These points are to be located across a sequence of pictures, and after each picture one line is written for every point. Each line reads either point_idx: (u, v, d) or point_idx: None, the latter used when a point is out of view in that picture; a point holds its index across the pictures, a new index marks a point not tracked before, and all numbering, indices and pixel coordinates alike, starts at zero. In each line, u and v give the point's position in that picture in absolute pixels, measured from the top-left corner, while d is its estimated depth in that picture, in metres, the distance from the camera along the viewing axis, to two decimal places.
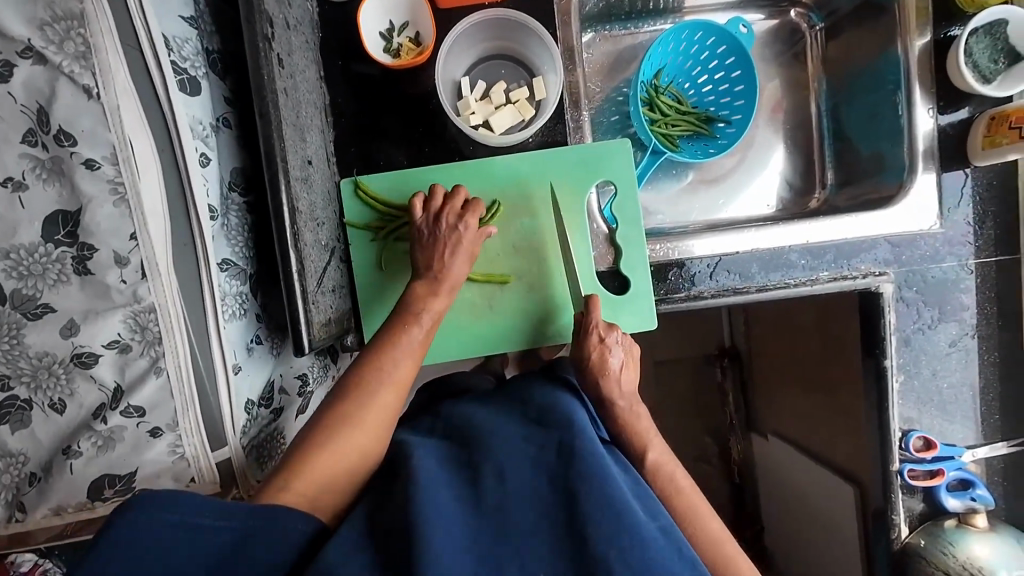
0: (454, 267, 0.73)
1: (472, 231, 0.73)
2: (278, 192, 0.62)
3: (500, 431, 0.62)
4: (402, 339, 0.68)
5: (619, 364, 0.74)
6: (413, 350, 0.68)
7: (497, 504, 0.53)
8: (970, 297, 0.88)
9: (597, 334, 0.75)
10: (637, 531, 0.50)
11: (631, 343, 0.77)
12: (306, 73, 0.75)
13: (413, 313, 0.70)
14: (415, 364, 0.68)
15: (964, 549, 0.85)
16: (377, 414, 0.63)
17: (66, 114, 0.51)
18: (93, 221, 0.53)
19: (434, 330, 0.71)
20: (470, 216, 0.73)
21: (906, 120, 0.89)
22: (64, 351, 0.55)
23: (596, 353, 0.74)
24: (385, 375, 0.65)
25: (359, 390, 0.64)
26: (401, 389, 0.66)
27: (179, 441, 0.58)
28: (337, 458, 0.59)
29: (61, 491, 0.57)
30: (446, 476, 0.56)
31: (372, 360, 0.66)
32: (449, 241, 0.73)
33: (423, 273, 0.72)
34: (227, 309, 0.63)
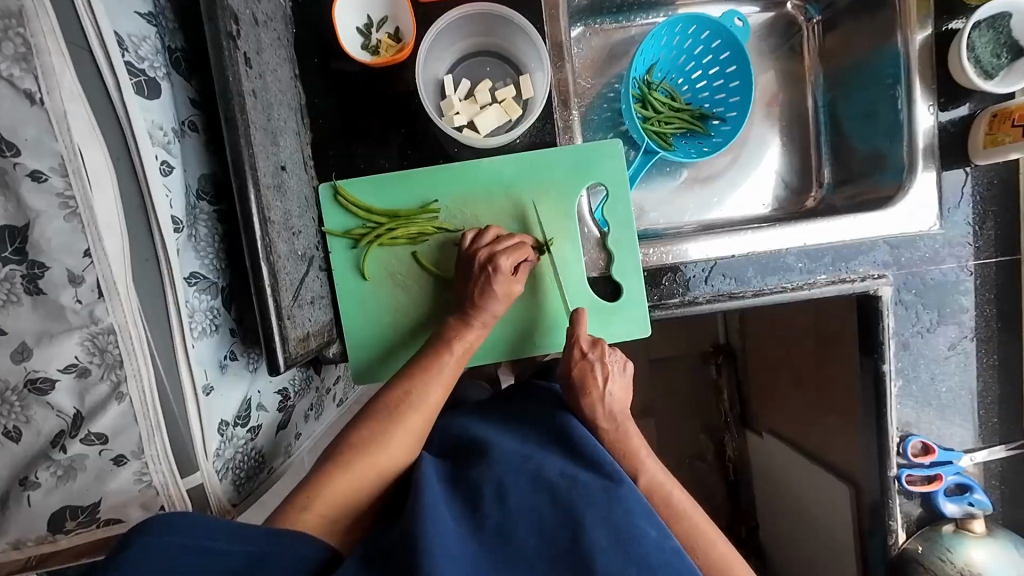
0: (488, 307, 0.72)
1: (503, 272, 0.72)
2: (247, 200, 0.58)
3: (503, 449, 0.59)
4: (433, 369, 0.70)
5: (605, 379, 0.70)
6: (442, 380, 0.70)
7: (496, 532, 0.49)
8: (970, 298, 0.86)
9: (580, 350, 0.71)
10: (645, 556, 0.47)
11: (624, 361, 0.72)
12: (278, 72, 0.71)
13: (442, 343, 0.72)
14: (442, 395, 0.69)
15: (961, 555, 0.84)
16: (404, 442, 0.65)
17: (5, 120, 0.46)
18: (43, 238, 0.49)
19: (463, 361, 0.72)
20: (504, 259, 0.71)
21: (906, 116, 0.86)
22: (15, 377, 0.51)
23: (578, 370, 0.70)
24: (413, 401, 0.67)
25: (387, 416, 0.65)
26: (427, 418, 0.67)
27: (145, 469, 0.55)
28: (359, 481, 0.61)
29: (19, 524, 0.54)
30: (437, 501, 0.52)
31: (401, 388, 0.68)
32: (481, 280, 0.72)
33: (459, 307, 0.73)
34: (196, 326, 0.59)
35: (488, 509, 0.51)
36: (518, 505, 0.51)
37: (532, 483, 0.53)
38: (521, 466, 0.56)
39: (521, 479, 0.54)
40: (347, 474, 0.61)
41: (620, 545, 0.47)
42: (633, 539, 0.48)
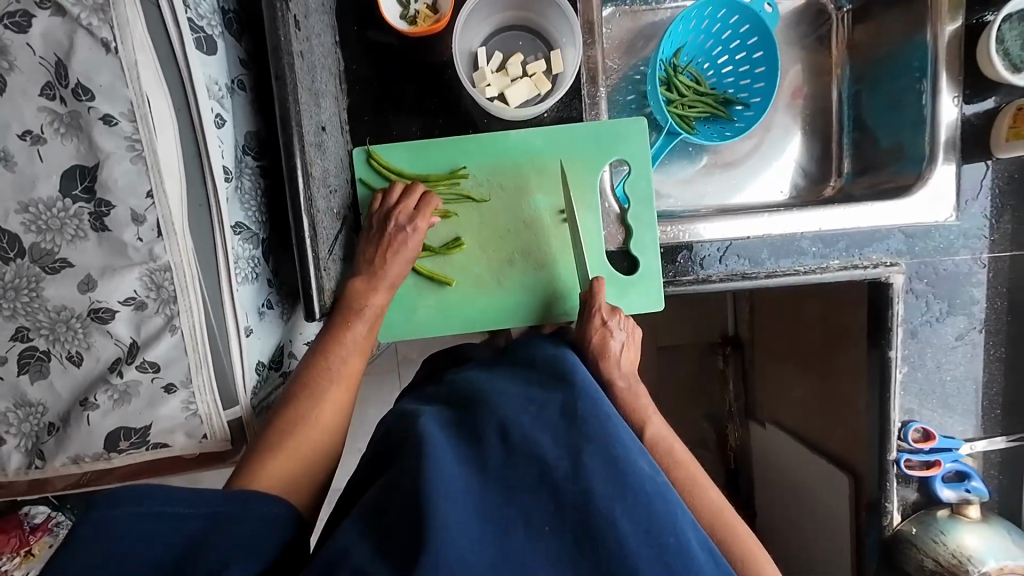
0: (396, 266, 0.73)
1: (419, 230, 0.73)
2: (292, 155, 0.63)
3: (503, 396, 0.61)
4: (346, 337, 0.68)
5: (621, 346, 0.75)
6: (360, 344, 0.69)
7: (500, 467, 0.52)
8: (981, 290, 0.88)
9: (600, 317, 0.75)
10: (642, 489, 0.50)
11: (632, 326, 0.77)
12: (322, 37, 0.74)
13: (356, 308, 0.70)
14: (362, 358, 0.69)
15: (954, 538, 0.86)
16: (332, 411, 0.64)
17: (84, 67, 0.51)
18: (111, 177, 0.53)
19: (377, 324, 0.72)
20: (420, 219, 0.73)
21: (930, 109, 0.87)
22: (81, 306, 0.56)
23: (597, 336, 0.75)
24: (331, 372, 0.65)
25: (304, 389, 0.64)
26: (350, 381, 0.67)
27: (192, 398, 0.60)
28: (292, 461, 0.58)
29: (78, 442, 0.59)
30: (445, 442, 0.55)
31: (319, 357, 0.67)
32: (395, 240, 0.73)
33: (366, 267, 0.72)
34: (240, 272, 0.63)
35: (494, 442, 0.54)
36: (520, 439, 0.53)
37: (535, 421, 0.56)
38: (523, 408, 0.58)
39: (522, 419, 0.56)
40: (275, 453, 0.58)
41: (618, 478, 0.50)
42: (630, 472, 0.51)
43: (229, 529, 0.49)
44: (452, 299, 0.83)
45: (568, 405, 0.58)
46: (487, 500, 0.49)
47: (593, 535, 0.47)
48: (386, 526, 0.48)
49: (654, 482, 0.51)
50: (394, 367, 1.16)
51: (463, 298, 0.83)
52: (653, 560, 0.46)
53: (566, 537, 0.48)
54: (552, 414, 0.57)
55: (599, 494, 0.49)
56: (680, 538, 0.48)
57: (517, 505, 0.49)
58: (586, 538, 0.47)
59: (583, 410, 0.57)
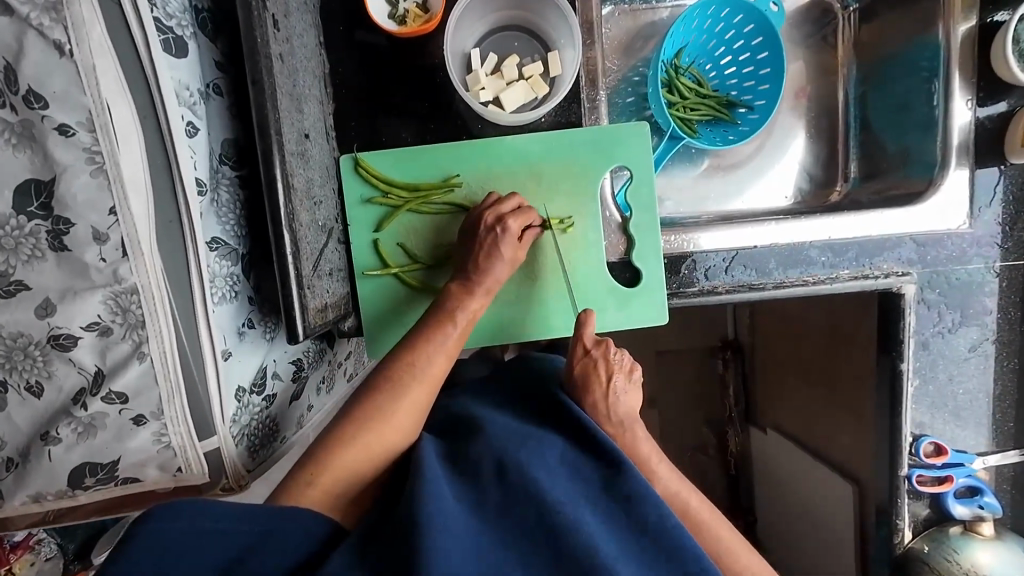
0: (487, 271, 0.70)
1: (511, 234, 0.70)
2: (271, 166, 0.58)
3: (501, 427, 0.58)
4: (434, 338, 0.66)
5: (608, 377, 0.66)
6: (447, 349, 0.66)
7: (498, 505, 0.48)
8: (994, 300, 0.85)
9: (582, 346, 0.68)
10: (645, 546, 0.49)
11: (630, 361, 0.67)
12: (304, 38, 0.70)
13: (448, 310, 0.69)
14: (446, 365, 0.66)
15: (968, 556, 0.83)
16: (412, 416, 0.61)
17: (35, 71, 0.46)
18: (69, 193, 0.48)
19: (468, 329, 0.69)
20: (510, 221, 0.70)
21: (942, 111, 0.84)
22: (39, 333, 0.52)
23: (580, 367, 0.67)
24: (417, 370, 0.63)
25: (389, 389, 0.62)
26: (432, 387, 0.64)
27: (164, 430, 0.55)
28: (362, 458, 0.57)
29: (39, 478, 0.54)
30: (441, 474, 0.51)
31: (403, 356, 0.65)
32: (488, 243, 0.71)
33: (462, 274, 0.71)
34: (217, 291, 0.58)
35: (487, 476, 0.50)
36: (519, 477, 0.50)
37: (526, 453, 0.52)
38: (521, 444, 0.55)
39: (524, 455, 0.52)
40: (350, 451, 0.57)
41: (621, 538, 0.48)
42: (635, 529, 0.50)
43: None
44: None
45: (567, 452, 0.57)
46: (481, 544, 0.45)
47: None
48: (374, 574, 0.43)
49: (659, 530, 0.49)
50: None
51: None
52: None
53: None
54: (551, 456, 0.55)
55: (605, 549, 0.45)
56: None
57: (513, 552, 0.45)
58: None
59: (584, 462, 0.56)
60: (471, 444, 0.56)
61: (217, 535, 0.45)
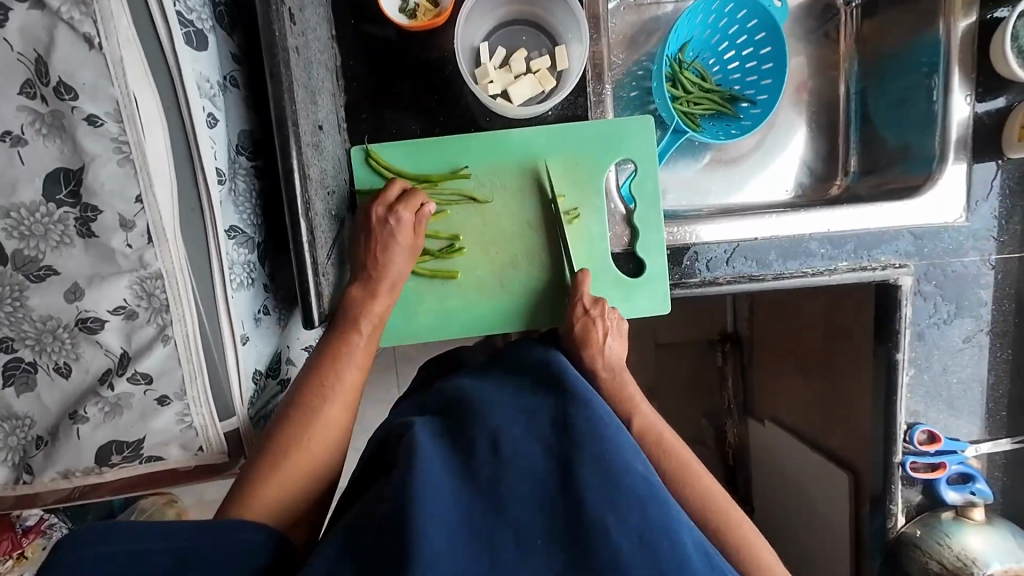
0: (391, 268, 0.70)
1: (405, 222, 0.70)
2: (289, 156, 0.60)
3: (501, 405, 0.60)
4: (344, 348, 0.66)
5: (604, 334, 0.74)
6: (357, 356, 0.66)
7: (490, 477, 0.50)
8: (989, 292, 0.87)
9: (582, 306, 0.75)
10: (634, 493, 0.48)
11: (619, 319, 0.76)
12: (317, 32, 0.71)
13: (352, 316, 0.68)
14: (360, 375, 0.66)
15: (959, 541, 0.85)
16: (332, 429, 0.62)
17: (65, 64, 0.48)
18: (97, 181, 0.50)
19: (376, 332, 0.69)
20: (403, 208, 0.70)
21: (942, 106, 0.86)
22: (68, 316, 0.54)
23: (580, 324, 0.74)
24: (331, 386, 0.63)
25: (302, 408, 0.62)
26: (352, 398, 0.64)
27: (186, 411, 0.58)
28: (289, 482, 0.58)
29: (68, 455, 0.57)
30: (435, 453, 0.54)
31: (316, 371, 0.64)
32: (382, 236, 0.70)
33: (361, 273, 0.70)
34: (235, 278, 0.60)
35: (488, 453, 0.53)
36: (511, 453, 0.52)
37: (526, 432, 0.55)
38: (515, 417, 0.57)
39: (515, 430, 0.55)
40: (273, 477, 0.57)
41: (611, 486, 0.48)
42: (623, 475, 0.50)
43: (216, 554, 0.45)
44: (454, 304, 0.81)
45: (558, 414, 0.57)
46: (483, 515, 0.47)
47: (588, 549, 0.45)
48: (382, 541, 0.45)
49: (646, 482, 0.50)
50: (392, 367, 1.13)
51: (464, 302, 0.81)
52: (645, 567, 0.44)
53: (557, 553, 0.45)
54: (549, 425, 0.56)
55: (592, 503, 0.47)
56: (674, 540, 0.46)
57: (507, 517, 0.47)
58: (579, 553, 0.45)
59: (574, 417, 0.56)
60: (476, 423, 0.58)
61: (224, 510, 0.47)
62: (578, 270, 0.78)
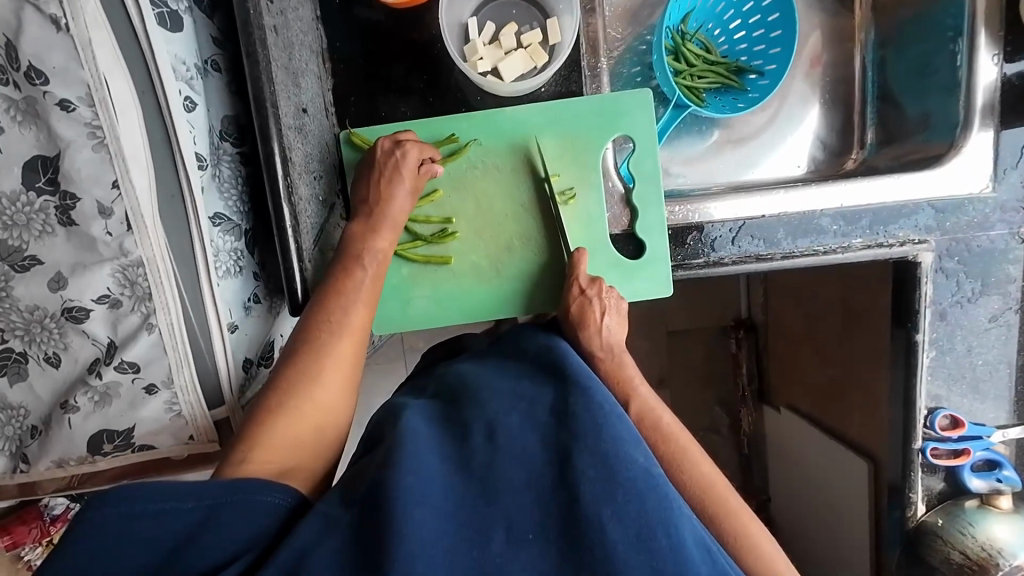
0: (396, 203, 0.69)
1: (410, 157, 0.70)
2: (269, 139, 0.59)
3: (495, 391, 0.59)
4: (349, 286, 0.64)
5: (600, 312, 0.71)
6: (363, 295, 0.64)
7: (484, 464, 0.49)
8: (1019, 267, 0.81)
9: (578, 286, 0.73)
10: (633, 487, 0.46)
11: (617, 299, 0.73)
12: (299, 11, 0.70)
13: (356, 253, 0.66)
14: (363, 318, 0.63)
15: (984, 530, 0.81)
16: (342, 373, 0.59)
17: (36, 48, 0.47)
18: (73, 168, 0.50)
19: (382, 270, 0.67)
20: (408, 143, 0.70)
21: (966, 69, 0.80)
22: (54, 306, 0.54)
23: (576, 305, 0.72)
24: (336, 323, 0.61)
25: (308, 350, 0.59)
26: (357, 336, 0.62)
27: (175, 399, 0.57)
28: (297, 423, 0.55)
29: (61, 444, 0.57)
30: (426, 438, 0.52)
31: (320, 312, 0.62)
32: (390, 173, 0.69)
33: (364, 212, 0.68)
34: (221, 266, 0.58)
35: (476, 441, 0.51)
36: (506, 440, 0.50)
37: (519, 421, 0.53)
38: (512, 406, 0.55)
39: (512, 419, 0.53)
40: (283, 419, 0.54)
41: (608, 480, 0.46)
42: (622, 469, 0.47)
43: (192, 540, 0.44)
44: (449, 290, 0.79)
45: (557, 403, 0.55)
46: (470, 503, 0.46)
47: (579, 542, 0.43)
48: (363, 529, 0.44)
49: (649, 478, 0.47)
50: (395, 357, 1.12)
51: (458, 288, 0.79)
52: (641, 566, 0.42)
53: (550, 544, 0.44)
54: (542, 412, 0.54)
55: (586, 498, 0.45)
56: (674, 538, 0.44)
57: (498, 508, 0.45)
58: (571, 545, 0.43)
59: (573, 407, 0.54)
60: (468, 410, 0.56)
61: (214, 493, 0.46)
62: (573, 250, 0.76)
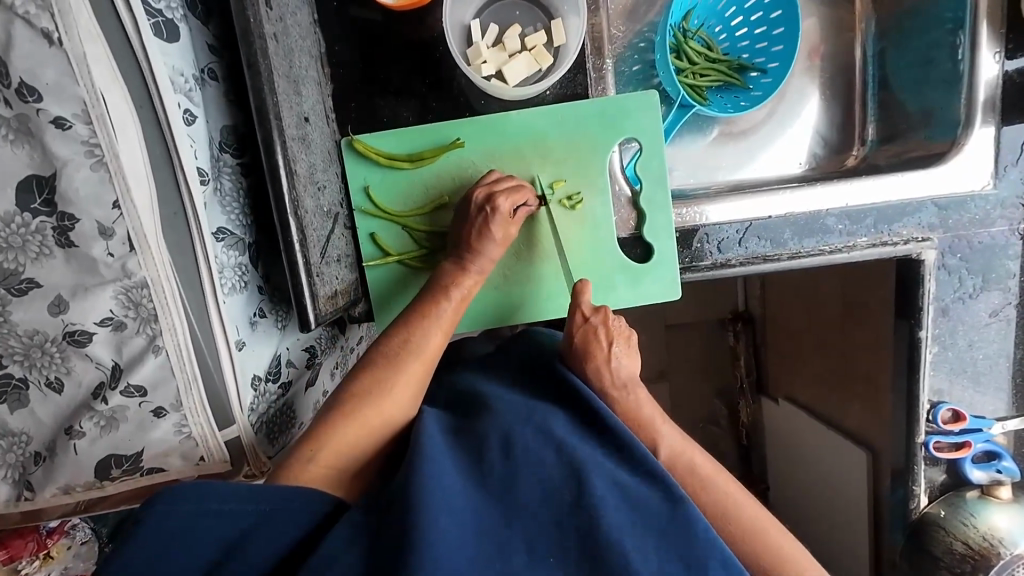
0: (485, 252, 0.70)
1: (501, 213, 0.69)
2: (273, 152, 0.57)
3: (509, 402, 0.59)
4: (431, 314, 0.67)
5: (607, 343, 0.67)
6: (442, 325, 0.67)
7: (500, 477, 0.48)
8: (1018, 263, 0.82)
9: (581, 316, 0.69)
10: None
11: (626, 329, 0.69)
12: (297, 15, 0.67)
13: (441, 286, 0.69)
14: (439, 344, 0.66)
15: (985, 520, 0.83)
16: (409, 392, 0.62)
17: (24, 63, 0.44)
18: (71, 188, 0.48)
19: (462, 306, 0.70)
20: (502, 199, 0.69)
21: (968, 66, 0.80)
22: (55, 330, 0.52)
23: (580, 336, 0.68)
24: (415, 346, 0.65)
25: (386, 364, 0.63)
26: (429, 363, 0.65)
27: (184, 421, 0.56)
28: (360, 432, 0.58)
29: (67, 470, 0.56)
30: (440, 451, 0.51)
31: (401, 335, 0.66)
32: (478, 221, 0.70)
33: (455, 251, 0.71)
34: (226, 282, 0.58)
35: (495, 455, 0.50)
36: (521, 453, 0.50)
37: (532, 430, 0.52)
38: (525, 419, 0.55)
39: (527, 430, 0.52)
40: (349, 425, 0.57)
41: None
42: None
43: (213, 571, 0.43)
44: None
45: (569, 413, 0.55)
46: (488, 517, 0.45)
47: (599, 557, 0.43)
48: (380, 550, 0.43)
49: (666, 491, 0.47)
50: None
51: None
52: None
53: (571, 559, 0.44)
54: (554, 426, 0.54)
55: (605, 511, 0.45)
56: (691, 550, 0.45)
57: (517, 525, 0.45)
58: (593, 559, 0.43)
59: None
60: (480, 423, 0.56)
61: (224, 522, 0.44)
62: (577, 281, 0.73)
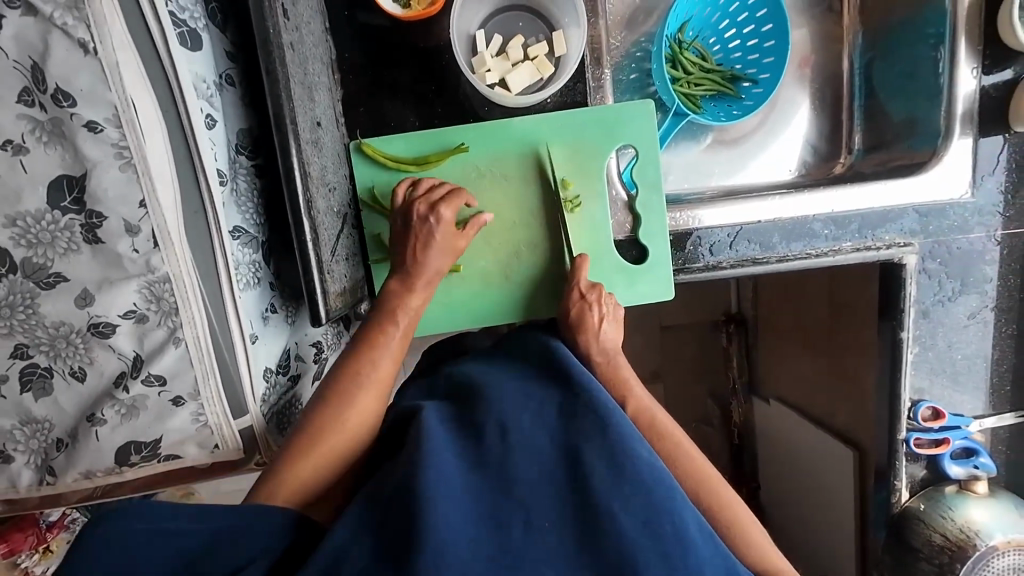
0: (430, 262, 0.70)
1: (444, 221, 0.70)
2: (289, 154, 0.60)
3: (507, 390, 0.62)
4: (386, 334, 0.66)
5: (600, 318, 0.74)
6: (398, 342, 0.67)
7: (501, 462, 0.51)
8: (995, 268, 0.86)
9: (578, 292, 0.76)
10: (642, 480, 0.49)
11: (616, 306, 0.75)
12: (311, 25, 0.71)
13: (394, 303, 0.68)
14: (396, 363, 0.66)
15: (962, 514, 0.86)
16: (370, 413, 0.62)
17: (61, 70, 0.48)
18: (100, 187, 0.51)
19: (415, 321, 0.69)
20: (443, 207, 0.70)
21: (948, 79, 0.84)
22: (80, 321, 0.55)
23: (575, 310, 0.75)
24: (371, 368, 0.63)
25: (344, 389, 0.62)
26: (387, 383, 0.64)
27: (201, 410, 0.59)
28: (321, 462, 0.58)
29: (89, 456, 0.58)
30: (445, 438, 0.54)
31: (356, 356, 0.64)
32: (421, 232, 0.70)
33: (399, 265, 0.71)
34: (241, 278, 0.60)
35: (496, 442, 0.53)
36: (519, 439, 0.53)
37: (529, 419, 0.55)
38: (521, 406, 0.58)
39: (524, 419, 0.56)
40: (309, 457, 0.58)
41: (618, 475, 0.49)
42: (631, 463, 0.50)
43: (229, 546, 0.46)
44: (460, 296, 0.81)
45: (565, 402, 0.58)
46: (489, 499, 0.48)
47: (593, 532, 0.46)
48: (389, 524, 0.46)
49: (653, 471, 0.51)
50: None
51: (468, 292, 0.81)
52: (652, 555, 0.45)
53: (566, 534, 0.46)
54: (548, 411, 0.57)
55: (597, 487, 0.48)
56: (677, 523, 0.47)
57: (516, 506, 0.48)
58: (587, 536, 0.46)
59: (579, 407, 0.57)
60: (479, 410, 0.59)
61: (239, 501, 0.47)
62: (575, 256, 0.79)
